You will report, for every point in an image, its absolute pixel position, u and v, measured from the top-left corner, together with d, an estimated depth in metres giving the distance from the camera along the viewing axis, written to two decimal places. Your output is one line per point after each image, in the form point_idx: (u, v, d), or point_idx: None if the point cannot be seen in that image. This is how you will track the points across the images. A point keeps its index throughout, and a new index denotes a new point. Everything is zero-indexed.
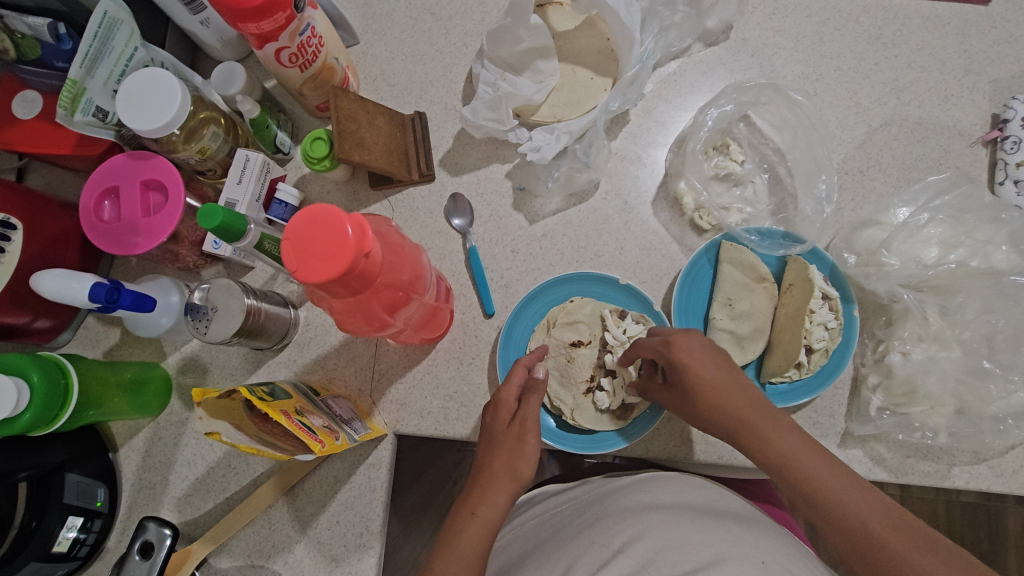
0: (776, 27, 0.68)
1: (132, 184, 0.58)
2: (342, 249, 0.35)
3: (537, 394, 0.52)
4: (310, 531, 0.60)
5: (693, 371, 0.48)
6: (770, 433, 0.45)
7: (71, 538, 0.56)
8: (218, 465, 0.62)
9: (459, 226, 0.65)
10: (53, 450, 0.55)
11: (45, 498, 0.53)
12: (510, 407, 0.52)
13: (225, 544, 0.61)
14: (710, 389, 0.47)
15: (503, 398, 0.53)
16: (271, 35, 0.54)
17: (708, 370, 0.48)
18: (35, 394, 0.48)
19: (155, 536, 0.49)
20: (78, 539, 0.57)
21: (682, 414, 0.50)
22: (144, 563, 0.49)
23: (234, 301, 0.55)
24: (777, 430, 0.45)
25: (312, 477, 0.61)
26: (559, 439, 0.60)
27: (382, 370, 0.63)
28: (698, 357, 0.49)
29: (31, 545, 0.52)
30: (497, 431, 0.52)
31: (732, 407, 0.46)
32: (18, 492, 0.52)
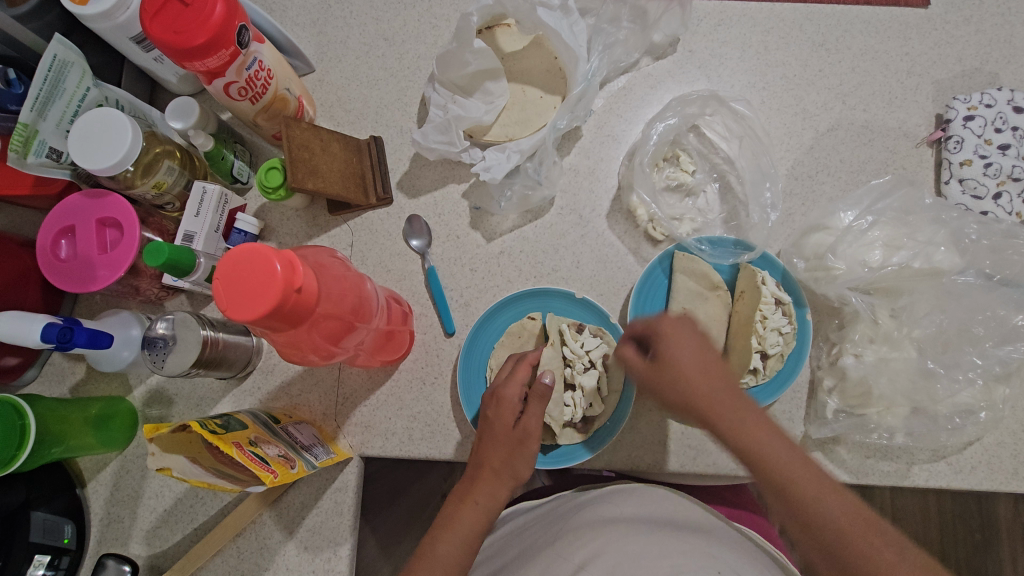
0: (721, 38, 0.70)
1: (88, 222, 0.59)
2: (271, 284, 0.36)
3: (539, 399, 0.53)
4: (279, 557, 0.60)
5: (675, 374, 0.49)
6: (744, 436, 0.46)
7: None
8: (186, 496, 0.62)
9: (418, 247, 0.66)
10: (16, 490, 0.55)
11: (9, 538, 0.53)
12: (513, 415, 0.53)
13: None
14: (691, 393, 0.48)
15: (505, 397, 0.54)
16: (218, 71, 0.55)
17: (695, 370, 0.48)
18: None
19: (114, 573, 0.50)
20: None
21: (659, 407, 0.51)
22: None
23: (190, 334, 0.56)
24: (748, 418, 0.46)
25: (279, 504, 0.61)
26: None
27: (346, 394, 0.64)
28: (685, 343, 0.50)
29: None
30: (497, 431, 0.53)
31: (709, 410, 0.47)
32: None
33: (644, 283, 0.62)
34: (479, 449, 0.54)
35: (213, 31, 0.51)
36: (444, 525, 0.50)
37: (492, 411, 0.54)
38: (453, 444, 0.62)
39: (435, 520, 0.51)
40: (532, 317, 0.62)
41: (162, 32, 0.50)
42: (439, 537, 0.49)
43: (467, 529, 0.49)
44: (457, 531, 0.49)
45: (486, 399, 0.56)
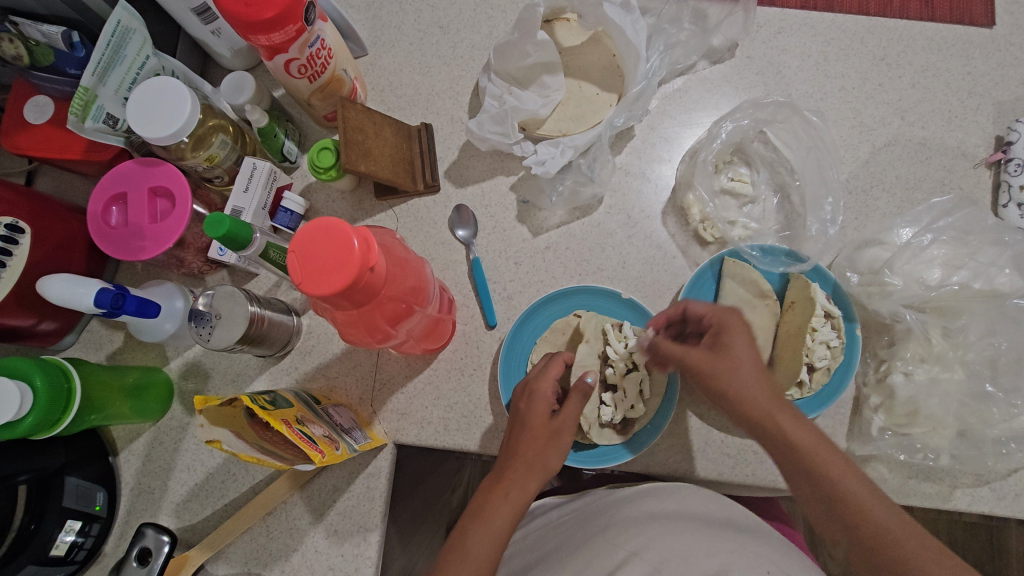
0: (781, 46, 0.69)
1: (140, 190, 0.58)
2: (348, 259, 0.35)
3: (577, 396, 0.53)
4: (308, 539, 0.60)
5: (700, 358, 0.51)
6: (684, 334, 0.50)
7: (68, 542, 0.56)
8: (218, 472, 0.62)
9: (463, 237, 0.66)
10: (54, 454, 0.55)
11: (44, 501, 0.53)
12: (546, 411, 0.53)
13: (223, 552, 0.60)
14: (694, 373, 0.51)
15: (538, 390, 0.54)
16: (281, 46, 0.54)
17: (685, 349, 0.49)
18: (37, 398, 0.48)
19: (153, 543, 0.49)
20: (75, 543, 0.57)
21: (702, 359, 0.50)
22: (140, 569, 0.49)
23: (238, 309, 0.56)
24: (817, 437, 0.43)
25: (311, 486, 0.61)
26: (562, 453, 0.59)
27: (383, 380, 0.63)
28: (745, 343, 0.47)
29: (28, 549, 0.52)
30: (531, 422, 0.52)
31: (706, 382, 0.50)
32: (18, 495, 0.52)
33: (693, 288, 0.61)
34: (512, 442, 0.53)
35: (284, 6, 0.50)
36: (475, 516, 0.47)
37: (525, 403, 0.54)
38: (489, 437, 0.61)
39: (467, 509, 0.49)
40: (578, 314, 0.61)
41: (232, 3, 0.50)
42: (471, 528, 0.46)
43: (500, 521, 0.46)
44: (491, 527, 0.46)
45: (518, 393, 0.55)
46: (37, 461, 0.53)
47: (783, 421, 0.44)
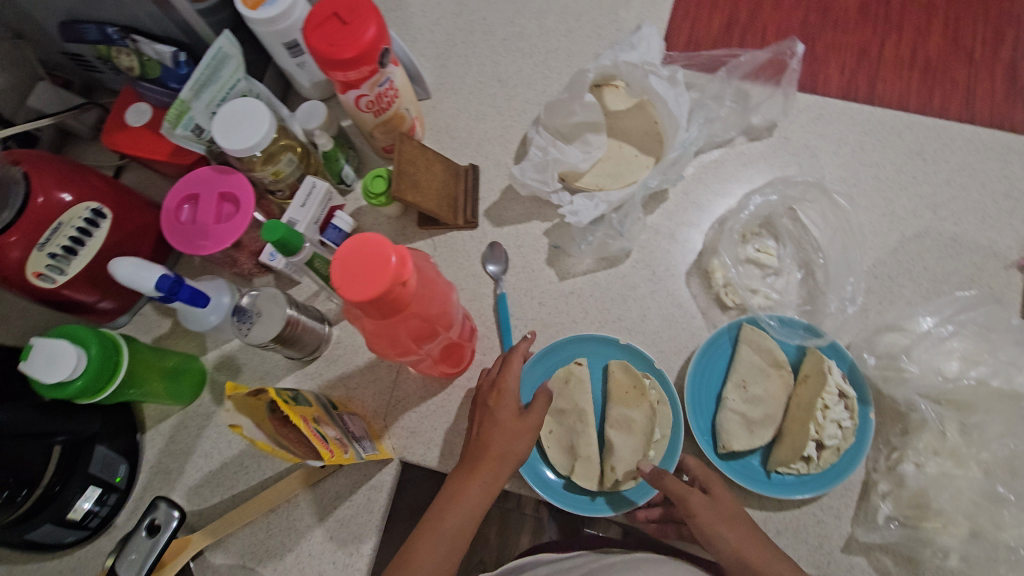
0: (818, 131, 0.72)
1: (211, 194, 0.65)
2: (382, 273, 0.39)
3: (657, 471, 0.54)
4: (304, 542, 0.62)
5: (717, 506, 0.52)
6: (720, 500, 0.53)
7: (85, 509, 0.60)
8: (232, 462, 0.65)
9: (493, 272, 0.69)
10: (91, 421, 0.59)
11: (74, 465, 0.57)
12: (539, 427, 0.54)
13: (222, 541, 0.62)
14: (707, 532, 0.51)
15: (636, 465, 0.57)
16: (354, 83, 0.61)
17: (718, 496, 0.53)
18: (89, 365, 0.53)
19: (163, 517, 0.51)
20: (91, 510, 0.60)
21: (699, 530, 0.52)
22: (149, 540, 0.51)
23: (277, 309, 0.60)
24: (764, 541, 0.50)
25: (315, 489, 0.63)
26: (555, 495, 0.60)
27: (400, 396, 0.66)
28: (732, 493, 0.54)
29: (49, 508, 0.56)
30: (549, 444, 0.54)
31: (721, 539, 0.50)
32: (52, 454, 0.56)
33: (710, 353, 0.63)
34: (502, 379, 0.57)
35: (362, 49, 0.57)
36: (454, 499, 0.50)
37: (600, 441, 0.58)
38: None
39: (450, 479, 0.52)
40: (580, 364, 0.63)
41: (319, 43, 0.57)
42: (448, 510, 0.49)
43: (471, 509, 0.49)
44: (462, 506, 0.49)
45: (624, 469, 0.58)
46: (64, 428, 0.57)
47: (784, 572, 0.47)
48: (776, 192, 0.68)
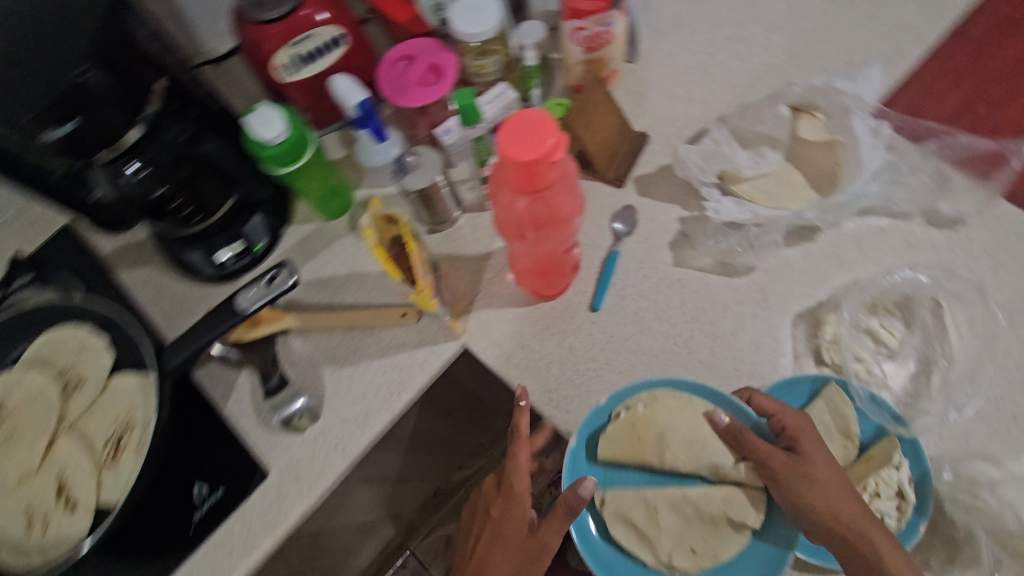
0: (1010, 246, 0.66)
1: (426, 61, 0.73)
2: (544, 139, 0.47)
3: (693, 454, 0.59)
4: (361, 364, 0.70)
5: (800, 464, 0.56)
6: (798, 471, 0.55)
7: (226, 257, 0.74)
8: (338, 278, 0.75)
9: (617, 229, 0.72)
10: (261, 194, 0.74)
11: (233, 220, 0.74)
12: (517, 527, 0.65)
13: (304, 331, 0.73)
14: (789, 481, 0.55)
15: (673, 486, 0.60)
16: (583, 12, 0.70)
17: (800, 460, 0.56)
18: (286, 142, 0.63)
19: (283, 277, 0.61)
20: (228, 261, 0.74)
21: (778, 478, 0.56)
22: (265, 289, 0.60)
23: (429, 173, 0.69)
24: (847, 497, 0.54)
25: (389, 330, 0.72)
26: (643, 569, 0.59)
27: (488, 294, 0.72)
28: (815, 440, 0.57)
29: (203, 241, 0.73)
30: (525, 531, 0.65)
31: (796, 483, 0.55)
32: (225, 204, 0.72)
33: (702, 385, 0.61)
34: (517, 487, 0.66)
35: None
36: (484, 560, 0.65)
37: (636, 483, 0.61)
38: (535, 388, 0.66)
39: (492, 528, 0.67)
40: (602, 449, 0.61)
41: None
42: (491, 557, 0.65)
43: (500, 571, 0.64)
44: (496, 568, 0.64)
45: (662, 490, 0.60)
46: (243, 186, 0.72)
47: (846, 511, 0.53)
48: (928, 274, 0.65)
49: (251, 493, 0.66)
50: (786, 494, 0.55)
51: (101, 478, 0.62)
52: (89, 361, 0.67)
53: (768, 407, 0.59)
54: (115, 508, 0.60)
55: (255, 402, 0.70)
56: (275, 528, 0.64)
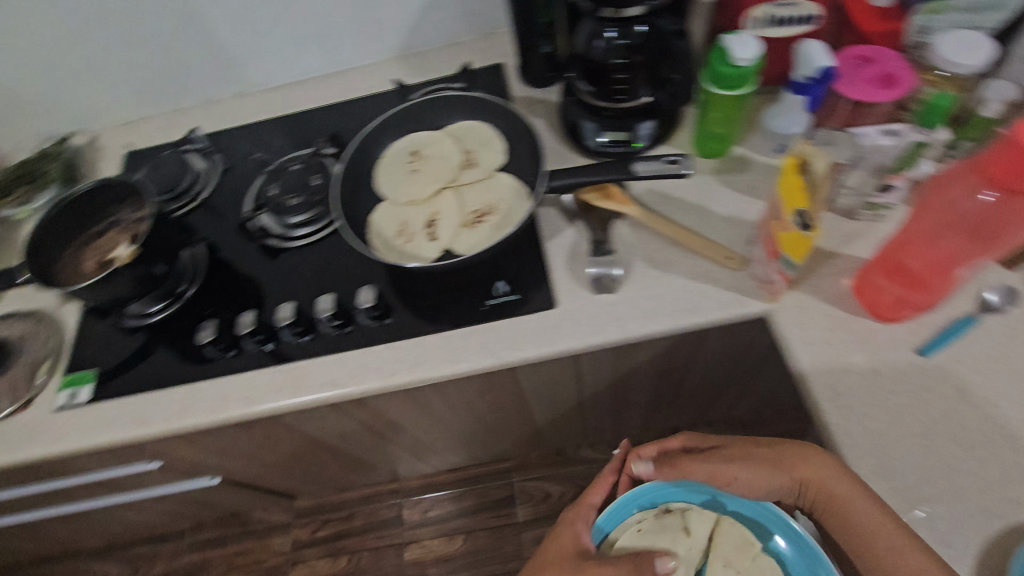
0: None
1: (889, 65, 0.72)
2: None
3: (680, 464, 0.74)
4: (669, 275, 0.77)
5: (799, 456, 0.65)
6: (813, 459, 0.63)
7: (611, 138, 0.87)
8: (684, 200, 0.83)
9: (995, 300, 0.65)
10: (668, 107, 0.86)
11: (637, 115, 0.86)
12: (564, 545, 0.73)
13: (636, 225, 0.82)
14: (749, 457, 0.68)
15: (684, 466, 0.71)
16: None
17: (761, 462, 0.67)
18: (744, 70, 0.72)
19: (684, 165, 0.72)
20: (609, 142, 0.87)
21: (752, 464, 0.68)
22: (666, 164, 0.72)
23: (844, 153, 0.73)
24: (861, 493, 0.58)
25: (707, 263, 0.77)
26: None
27: (816, 283, 0.73)
28: (800, 459, 0.64)
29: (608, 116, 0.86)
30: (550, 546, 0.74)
31: (812, 468, 0.63)
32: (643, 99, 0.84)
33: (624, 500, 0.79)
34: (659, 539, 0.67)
35: None
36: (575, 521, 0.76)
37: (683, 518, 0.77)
38: (820, 383, 0.67)
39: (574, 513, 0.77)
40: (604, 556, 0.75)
41: None
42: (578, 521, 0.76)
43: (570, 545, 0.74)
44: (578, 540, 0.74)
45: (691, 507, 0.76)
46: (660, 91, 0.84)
47: (855, 501, 0.58)
48: None
49: (539, 310, 0.77)
50: (788, 461, 0.65)
51: (460, 232, 0.79)
52: (486, 151, 0.85)
53: (650, 449, 0.79)
54: (460, 254, 0.76)
55: (577, 252, 0.82)
56: (544, 346, 0.74)
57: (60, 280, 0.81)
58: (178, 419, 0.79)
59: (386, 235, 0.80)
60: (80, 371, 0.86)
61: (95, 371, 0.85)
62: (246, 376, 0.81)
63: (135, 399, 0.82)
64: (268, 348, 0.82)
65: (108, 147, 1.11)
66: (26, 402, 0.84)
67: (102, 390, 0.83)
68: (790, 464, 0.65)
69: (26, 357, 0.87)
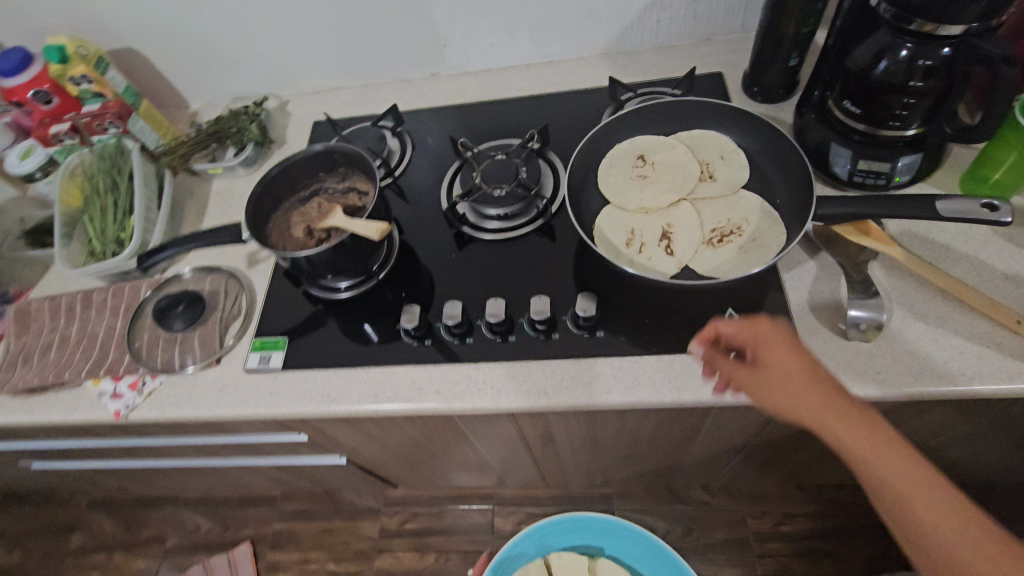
0: None
1: None
2: None
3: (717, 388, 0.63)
4: (937, 333, 0.69)
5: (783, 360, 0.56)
6: (807, 406, 0.54)
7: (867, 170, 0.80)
8: (950, 251, 0.74)
9: None
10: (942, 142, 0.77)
11: (908, 147, 0.77)
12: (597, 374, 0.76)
13: (891, 270, 0.74)
14: (773, 372, 0.56)
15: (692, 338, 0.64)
16: None
17: (778, 346, 0.57)
18: None
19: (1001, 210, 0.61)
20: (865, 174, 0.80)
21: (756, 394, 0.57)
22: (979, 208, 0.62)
23: None
24: (909, 466, 0.51)
25: (985, 325, 0.68)
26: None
27: None
28: (780, 344, 0.57)
29: (870, 145, 0.79)
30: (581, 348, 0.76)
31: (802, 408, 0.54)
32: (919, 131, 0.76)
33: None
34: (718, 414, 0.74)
35: None
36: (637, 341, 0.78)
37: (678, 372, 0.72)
38: None
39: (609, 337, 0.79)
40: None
41: None
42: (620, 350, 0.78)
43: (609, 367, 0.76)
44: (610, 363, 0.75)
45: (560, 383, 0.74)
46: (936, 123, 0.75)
47: (878, 476, 0.51)
48: None
49: None
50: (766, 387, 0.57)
51: (699, 252, 0.73)
52: (728, 167, 0.79)
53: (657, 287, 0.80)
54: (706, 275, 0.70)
55: (818, 290, 0.74)
56: None
57: (273, 243, 0.81)
58: (373, 402, 0.76)
59: (616, 244, 0.74)
60: (273, 336, 0.84)
61: (288, 339, 0.83)
62: (447, 368, 0.77)
63: (328, 374, 0.80)
64: (467, 342, 0.79)
65: (298, 115, 1.12)
66: (217, 361, 0.83)
67: (295, 359, 0.82)
68: (861, 435, 0.52)
69: (220, 314, 0.86)
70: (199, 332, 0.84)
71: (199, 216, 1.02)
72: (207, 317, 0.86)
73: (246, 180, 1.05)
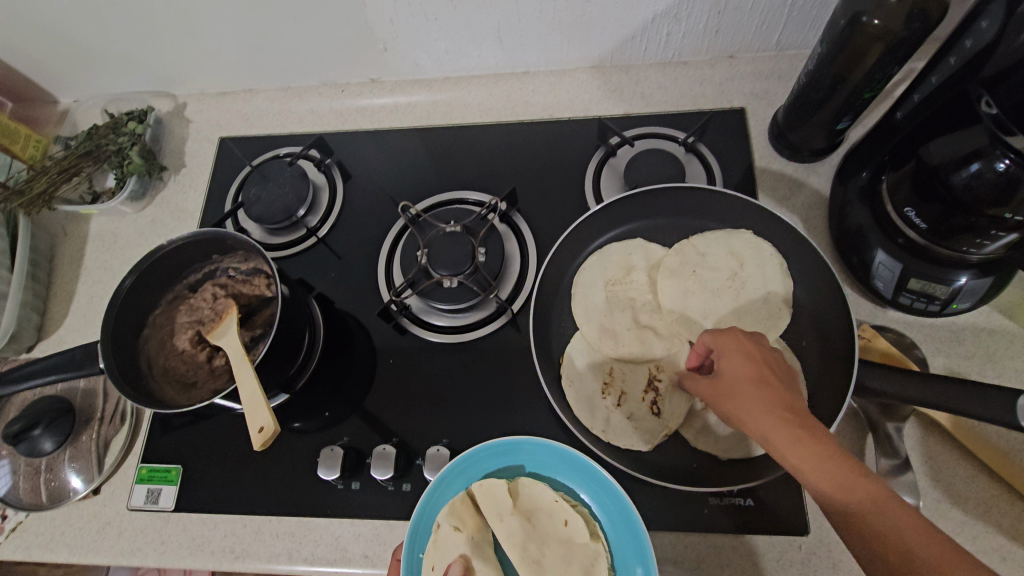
0: None
1: None
2: None
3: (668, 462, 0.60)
4: (976, 529, 0.55)
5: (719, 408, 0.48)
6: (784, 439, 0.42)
7: (919, 291, 0.61)
8: None
9: None
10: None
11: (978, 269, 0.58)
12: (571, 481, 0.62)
13: (929, 431, 0.60)
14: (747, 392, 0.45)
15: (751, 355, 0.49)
16: None
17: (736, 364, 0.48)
18: None
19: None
20: (917, 297, 0.61)
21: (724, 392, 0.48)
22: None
23: None
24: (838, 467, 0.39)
25: None
26: None
27: None
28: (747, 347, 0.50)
29: (928, 259, 0.60)
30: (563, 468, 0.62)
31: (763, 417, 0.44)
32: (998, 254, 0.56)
33: (460, 465, 0.58)
34: (716, 539, 0.58)
35: None
36: None
37: (667, 500, 0.60)
38: None
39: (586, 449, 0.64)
40: (440, 524, 0.54)
41: None
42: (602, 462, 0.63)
43: None
44: None
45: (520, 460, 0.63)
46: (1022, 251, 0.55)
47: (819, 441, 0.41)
48: None
49: (781, 533, 0.57)
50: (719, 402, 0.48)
51: (696, 414, 0.61)
52: (742, 290, 0.64)
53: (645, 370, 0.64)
54: (698, 445, 0.59)
55: None
56: None
57: (150, 357, 0.62)
58: (286, 564, 0.63)
59: (588, 394, 0.63)
60: (164, 463, 0.69)
61: (180, 468, 0.68)
62: (376, 525, 0.63)
63: (232, 520, 0.66)
64: (403, 490, 0.64)
65: (198, 125, 0.87)
66: (94, 491, 0.69)
67: (191, 496, 0.67)
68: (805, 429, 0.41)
69: (96, 425, 0.70)
70: (70, 453, 0.68)
71: (74, 267, 0.81)
72: (80, 429, 0.69)
73: (134, 221, 0.83)
